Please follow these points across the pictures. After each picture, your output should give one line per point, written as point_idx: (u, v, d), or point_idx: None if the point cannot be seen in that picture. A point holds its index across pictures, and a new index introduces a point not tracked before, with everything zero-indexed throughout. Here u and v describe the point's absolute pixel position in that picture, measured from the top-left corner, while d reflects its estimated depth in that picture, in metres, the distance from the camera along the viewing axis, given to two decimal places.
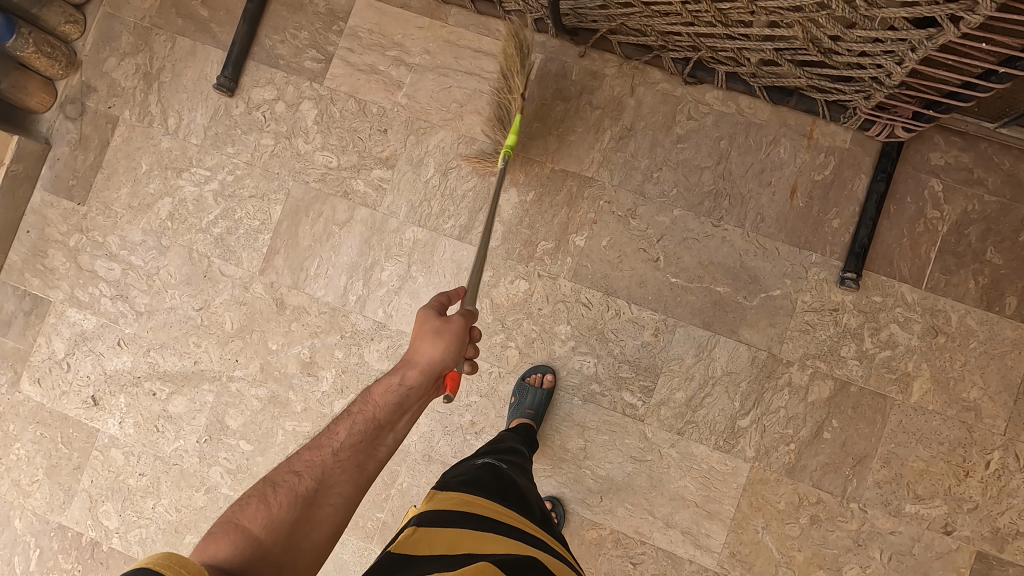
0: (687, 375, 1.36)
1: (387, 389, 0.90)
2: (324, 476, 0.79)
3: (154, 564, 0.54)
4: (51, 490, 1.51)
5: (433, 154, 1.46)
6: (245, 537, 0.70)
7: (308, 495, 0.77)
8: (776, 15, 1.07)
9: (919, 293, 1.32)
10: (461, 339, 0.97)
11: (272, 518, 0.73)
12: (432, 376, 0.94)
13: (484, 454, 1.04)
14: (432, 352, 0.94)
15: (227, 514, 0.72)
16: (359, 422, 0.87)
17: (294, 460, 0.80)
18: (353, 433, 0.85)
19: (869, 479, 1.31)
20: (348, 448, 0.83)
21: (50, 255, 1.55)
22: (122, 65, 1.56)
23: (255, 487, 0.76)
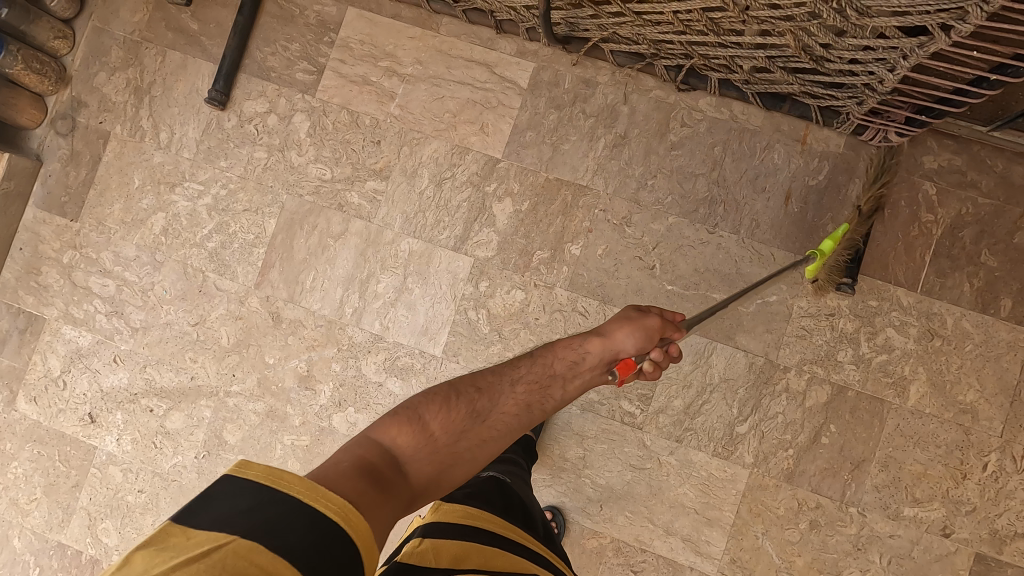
0: (685, 382, 1.36)
1: (571, 346, 0.96)
2: (494, 401, 0.86)
3: (283, 479, 0.57)
4: (50, 508, 1.50)
5: (427, 164, 1.46)
6: (419, 428, 0.78)
7: (481, 413, 0.83)
8: (768, 24, 1.07)
9: (915, 296, 1.33)
10: (653, 335, 0.95)
11: (449, 422, 0.80)
12: (608, 357, 0.94)
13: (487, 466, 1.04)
14: (623, 334, 0.94)
15: (412, 404, 0.81)
16: (537, 365, 0.93)
17: (483, 378, 0.89)
18: (532, 375, 0.92)
19: (867, 483, 1.31)
20: (523, 382, 0.90)
21: (43, 272, 1.54)
22: (112, 80, 1.55)
23: (442, 388, 0.85)
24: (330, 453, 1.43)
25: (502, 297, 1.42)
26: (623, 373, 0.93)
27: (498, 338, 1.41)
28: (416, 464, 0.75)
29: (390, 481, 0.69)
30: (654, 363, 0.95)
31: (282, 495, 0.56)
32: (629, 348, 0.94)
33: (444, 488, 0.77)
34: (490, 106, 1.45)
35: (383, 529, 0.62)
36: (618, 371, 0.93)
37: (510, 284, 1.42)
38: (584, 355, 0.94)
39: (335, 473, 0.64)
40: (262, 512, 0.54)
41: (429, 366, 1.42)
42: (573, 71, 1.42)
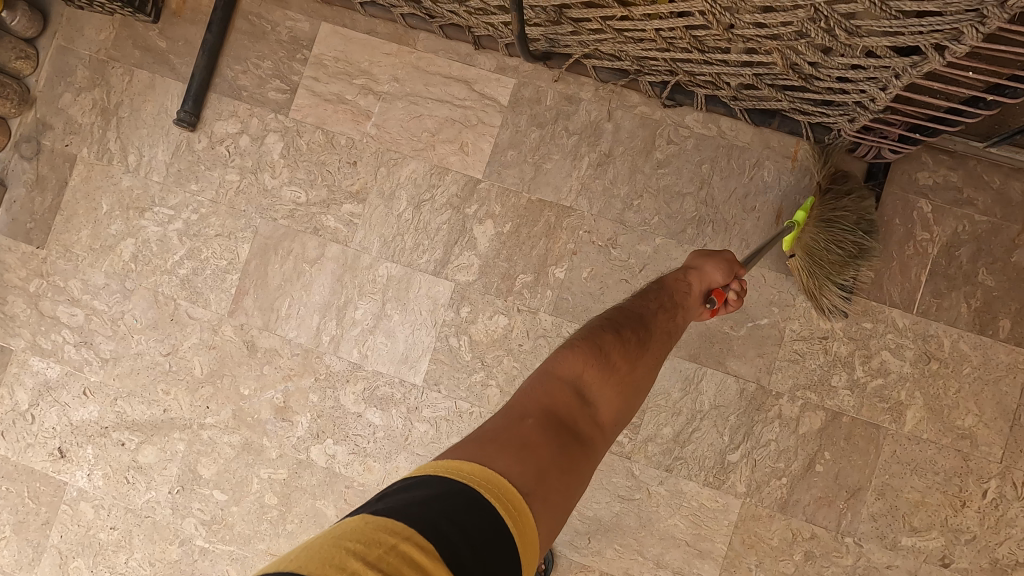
0: (675, 409, 1.32)
1: (676, 279, 1.07)
2: (645, 332, 0.97)
3: (461, 470, 0.69)
4: (19, 546, 1.45)
5: (406, 186, 1.41)
6: (589, 365, 0.89)
7: (642, 345, 0.96)
8: (754, 42, 1.03)
9: (910, 318, 1.28)
10: (731, 268, 1.08)
11: (623, 353, 0.93)
12: (703, 291, 1.06)
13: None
14: (711, 270, 1.07)
15: (590, 334, 0.93)
16: (659, 296, 1.04)
17: (629, 307, 1.01)
18: (663, 303, 1.02)
19: (864, 512, 1.27)
20: (661, 310, 1.02)
21: (9, 301, 1.49)
22: (78, 101, 1.49)
23: (609, 321, 0.96)
24: (309, 486, 1.38)
25: (484, 322, 1.37)
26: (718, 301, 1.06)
27: (481, 365, 1.36)
28: (597, 398, 0.88)
29: (572, 423, 0.84)
30: (736, 291, 1.10)
31: (460, 484, 0.67)
32: (719, 280, 1.07)
33: (626, 409, 0.92)
34: (470, 124, 1.39)
35: (571, 481, 0.78)
36: (714, 301, 1.06)
37: (492, 309, 1.37)
38: (688, 289, 1.06)
39: (523, 436, 0.77)
40: (439, 501, 0.63)
41: (410, 395, 1.37)
42: (555, 87, 1.37)
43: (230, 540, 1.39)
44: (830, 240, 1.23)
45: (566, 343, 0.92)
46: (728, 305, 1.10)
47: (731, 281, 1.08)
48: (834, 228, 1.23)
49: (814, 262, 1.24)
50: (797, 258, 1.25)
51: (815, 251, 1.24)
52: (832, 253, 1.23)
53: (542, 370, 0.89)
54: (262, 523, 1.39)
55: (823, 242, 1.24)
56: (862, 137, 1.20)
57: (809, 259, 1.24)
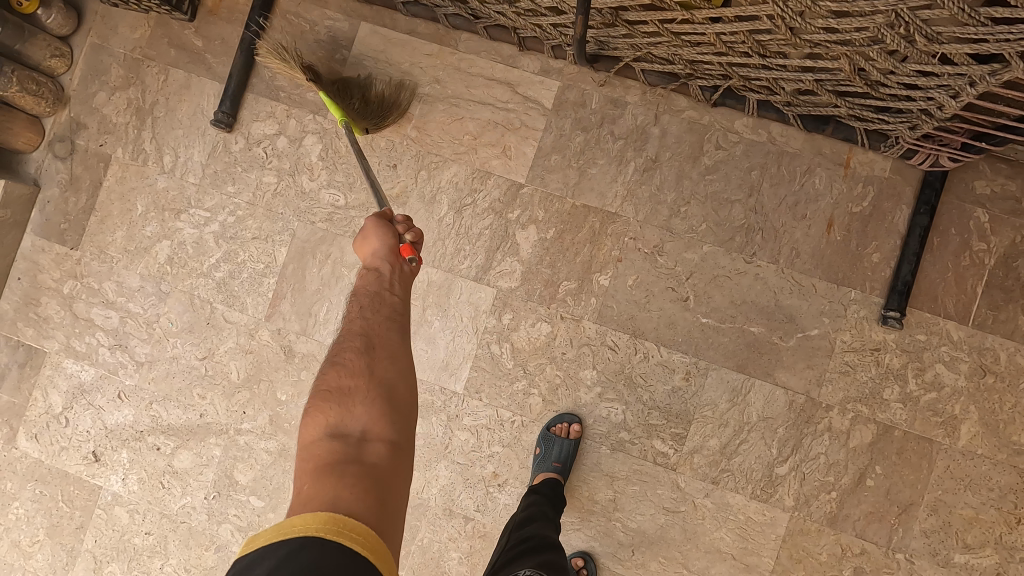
0: (721, 421, 1.29)
1: (362, 275, 0.98)
2: (370, 337, 0.90)
3: (297, 523, 0.67)
4: (53, 550, 1.43)
5: (447, 190, 1.38)
6: (323, 409, 0.83)
7: (367, 349, 0.89)
8: (821, 47, 1.00)
9: (966, 331, 1.25)
10: (386, 224, 0.99)
11: (349, 370, 0.86)
12: (384, 258, 0.96)
13: (523, 560, 0.94)
14: (372, 246, 0.97)
15: (317, 387, 0.86)
16: (361, 298, 0.95)
17: (341, 335, 0.92)
18: (364, 308, 0.93)
19: (916, 528, 1.24)
20: (372, 311, 0.93)
21: (43, 303, 1.47)
22: (112, 100, 1.47)
23: (328, 360, 0.89)
24: None
25: (526, 330, 1.34)
26: (410, 251, 0.97)
27: (523, 374, 1.34)
28: (355, 421, 0.81)
29: (338, 456, 0.76)
30: (413, 233, 1.00)
31: (301, 532, 0.65)
32: (392, 242, 0.97)
33: (396, 403, 0.85)
34: (512, 128, 1.37)
35: (381, 490, 0.74)
36: (410, 257, 0.97)
37: (535, 316, 1.34)
38: (376, 274, 0.96)
39: (301, 499, 0.71)
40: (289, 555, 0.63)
41: (450, 403, 1.35)
42: (600, 91, 1.34)
43: None
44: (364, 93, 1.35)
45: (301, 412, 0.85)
46: (420, 243, 1.01)
47: (398, 232, 0.99)
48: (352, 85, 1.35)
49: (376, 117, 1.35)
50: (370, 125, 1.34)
51: (371, 109, 1.34)
52: (377, 98, 1.35)
53: (299, 451, 0.80)
54: None
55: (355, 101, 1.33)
56: (921, 144, 1.17)
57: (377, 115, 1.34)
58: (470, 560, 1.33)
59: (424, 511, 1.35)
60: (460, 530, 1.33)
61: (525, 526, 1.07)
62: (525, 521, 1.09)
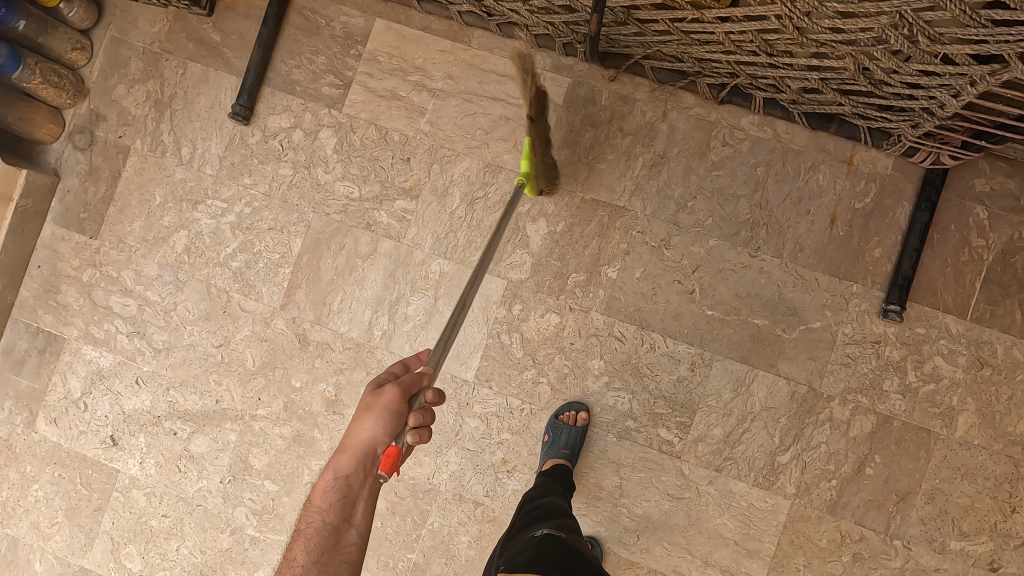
0: (725, 410, 1.33)
1: (326, 490, 0.99)
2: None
3: None
4: (71, 532, 1.47)
5: (459, 183, 1.41)
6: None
7: None
8: (827, 47, 1.03)
9: (964, 324, 1.29)
10: (393, 414, 0.94)
11: None
12: (364, 459, 0.98)
13: (541, 522, 1.05)
14: (362, 436, 0.96)
15: None
16: (314, 534, 0.98)
17: None
18: (312, 553, 0.96)
19: (913, 516, 1.28)
20: (315, 564, 0.95)
21: (63, 290, 1.50)
22: (132, 93, 1.50)
23: None
24: None
25: (535, 321, 1.38)
26: (390, 462, 0.88)
27: (532, 363, 1.37)
28: None
29: None
30: (416, 432, 0.92)
31: None
32: (375, 449, 0.97)
33: None
34: (524, 123, 1.40)
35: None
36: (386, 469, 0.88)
37: (544, 307, 1.38)
38: (342, 492, 0.99)
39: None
40: None
41: (460, 391, 1.39)
42: (610, 87, 1.37)
43: (281, 530, 1.41)
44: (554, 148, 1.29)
45: None
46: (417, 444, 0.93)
47: (399, 432, 0.94)
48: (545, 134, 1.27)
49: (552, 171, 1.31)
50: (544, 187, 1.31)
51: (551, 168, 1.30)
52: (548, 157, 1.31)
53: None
54: None
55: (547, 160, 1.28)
56: (923, 142, 1.20)
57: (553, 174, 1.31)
58: (479, 544, 1.37)
59: (435, 496, 1.38)
60: (470, 514, 1.37)
61: (539, 498, 1.16)
62: (538, 495, 1.18)
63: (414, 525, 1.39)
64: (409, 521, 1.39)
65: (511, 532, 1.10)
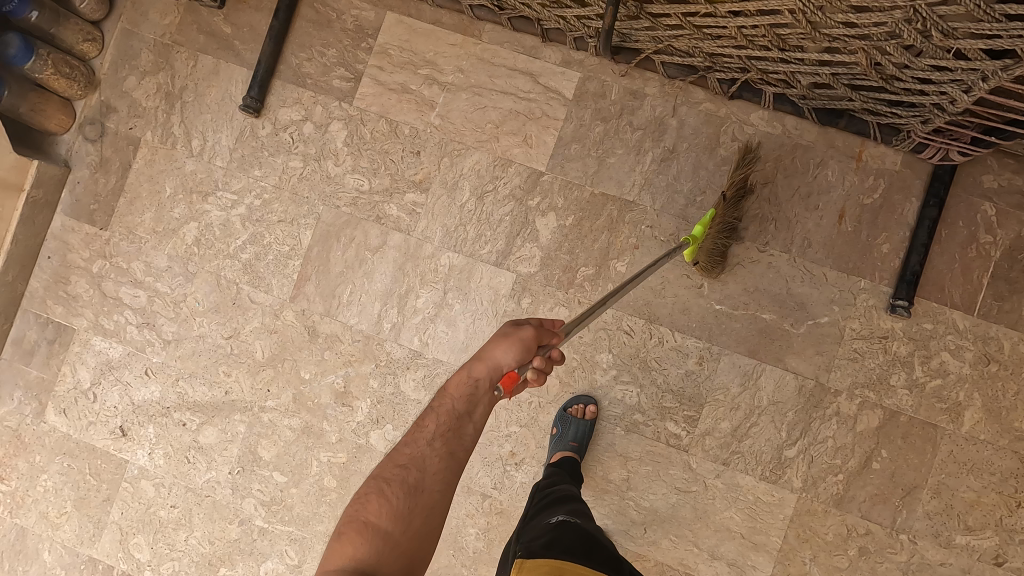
0: (733, 404, 1.33)
1: (457, 385, 0.91)
2: (425, 477, 0.82)
3: None
4: (80, 522, 1.47)
5: (469, 177, 1.42)
6: (356, 539, 0.75)
7: (416, 485, 0.81)
8: (840, 41, 1.04)
9: (971, 320, 1.29)
10: (526, 344, 0.91)
11: (393, 509, 0.78)
12: (487, 374, 0.91)
13: (555, 509, 1.06)
14: (497, 348, 0.91)
15: (351, 516, 0.79)
16: (443, 417, 0.89)
17: (397, 451, 0.85)
18: (438, 431, 0.87)
19: (919, 510, 1.29)
20: (439, 440, 0.86)
21: (72, 281, 1.51)
22: (142, 84, 1.51)
23: (371, 483, 0.82)
24: (366, 470, 1.40)
25: (545, 314, 1.38)
26: (506, 385, 0.87)
27: None
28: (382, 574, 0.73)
29: None
30: (536, 370, 0.89)
31: None
32: (500, 363, 0.90)
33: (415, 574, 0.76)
34: (534, 117, 1.40)
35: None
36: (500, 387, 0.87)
37: (553, 301, 1.38)
38: (470, 388, 0.90)
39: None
40: None
41: None
42: (620, 82, 1.37)
43: (289, 521, 1.42)
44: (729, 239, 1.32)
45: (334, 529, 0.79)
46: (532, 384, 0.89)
47: (525, 359, 0.90)
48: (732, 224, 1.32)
49: (722, 259, 1.32)
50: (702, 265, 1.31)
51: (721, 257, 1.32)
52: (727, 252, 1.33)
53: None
54: (321, 505, 1.41)
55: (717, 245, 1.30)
56: (932, 138, 1.21)
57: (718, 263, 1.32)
58: (486, 535, 1.37)
59: None
60: (478, 506, 1.38)
61: (553, 486, 1.17)
62: (551, 482, 1.19)
63: None
64: None
65: (524, 519, 1.10)
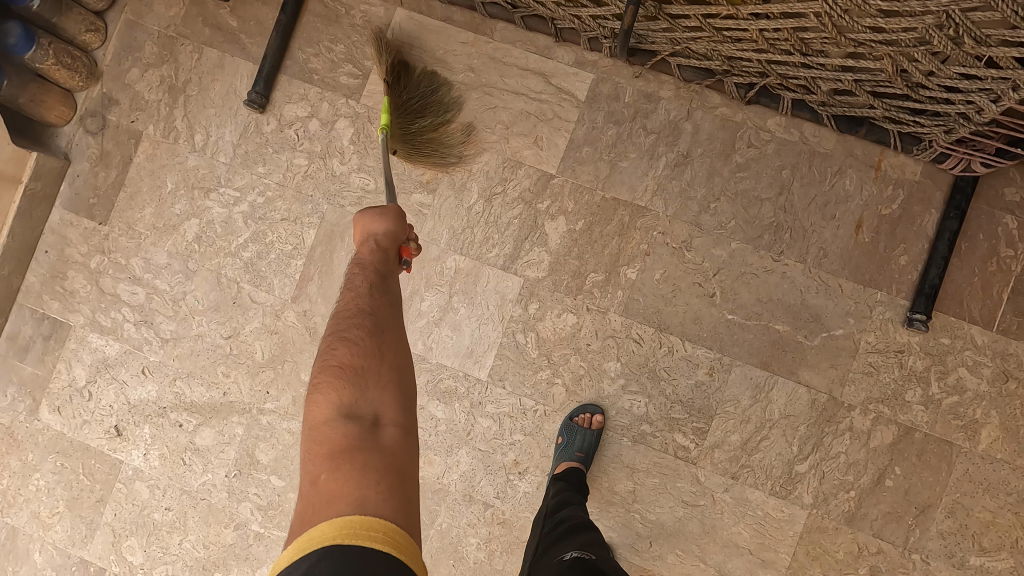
0: (743, 417, 1.30)
1: (371, 249, 0.97)
2: (378, 320, 0.89)
3: (348, 529, 0.66)
4: (72, 523, 1.44)
5: (477, 178, 1.39)
6: (334, 390, 0.82)
7: (374, 328, 0.88)
8: (866, 47, 1.02)
9: (990, 336, 1.26)
10: (404, 219, 1.01)
11: (360, 351, 0.85)
12: (389, 247, 0.98)
13: (567, 543, 1.01)
14: (376, 224, 0.99)
15: (321, 376, 0.84)
16: (369, 273, 0.94)
17: (343, 311, 0.91)
18: (370, 282, 0.93)
19: (933, 529, 1.25)
20: (378, 289, 0.93)
21: (70, 277, 1.47)
22: (145, 77, 1.47)
23: (329, 341, 0.87)
24: None
25: (552, 320, 1.35)
26: (405, 253, 1.01)
27: (547, 363, 1.35)
28: (371, 407, 0.81)
29: (351, 462, 0.74)
30: (416, 241, 1.04)
31: (347, 542, 0.65)
32: (399, 232, 1.00)
33: (410, 396, 0.85)
34: (545, 119, 1.37)
35: (400, 478, 0.75)
36: (405, 261, 1.00)
37: (560, 307, 1.35)
38: (382, 255, 0.97)
39: (324, 496, 0.71)
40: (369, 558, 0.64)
41: (474, 389, 1.36)
42: (634, 85, 1.34)
43: (287, 526, 1.38)
44: (415, 119, 1.33)
45: (308, 391, 0.84)
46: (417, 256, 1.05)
47: (408, 233, 1.02)
48: (410, 107, 1.33)
49: (421, 143, 1.33)
50: (402, 152, 1.32)
51: (413, 137, 1.32)
52: (426, 129, 1.34)
53: (309, 433, 0.79)
54: None
55: (405, 128, 1.31)
56: (954, 148, 1.18)
57: (413, 145, 1.32)
58: (487, 546, 1.34)
59: (444, 497, 1.36)
60: (480, 516, 1.34)
61: (561, 510, 1.14)
62: (559, 505, 1.15)
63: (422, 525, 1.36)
64: None
65: (537, 551, 1.07)
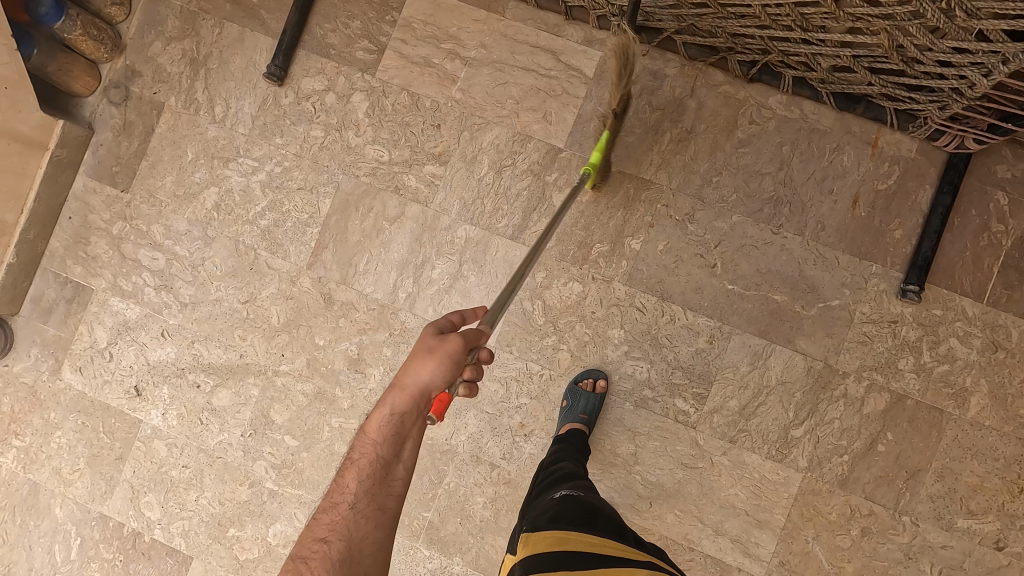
0: (742, 382, 1.35)
1: (381, 425, 0.94)
2: (353, 541, 0.85)
3: None
4: (92, 479, 1.49)
5: (487, 151, 1.44)
6: None
7: (343, 554, 0.83)
8: (863, 21, 1.07)
9: (980, 307, 1.31)
10: (456, 359, 0.93)
11: None
12: (419, 397, 0.93)
13: (559, 485, 1.09)
14: (420, 373, 0.93)
15: None
16: (366, 468, 0.92)
17: (316, 527, 0.87)
18: (364, 485, 0.90)
19: (922, 493, 1.30)
20: (365, 500, 0.89)
21: (92, 242, 1.53)
22: (167, 50, 1.52)
23: (291, 565, 0.83)
24: None
25: (559, 288, 1.40)
26: (437, 411, 0.91)
27: (553, 330, 1.40)
28: None
29: None
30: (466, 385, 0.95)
31: None
32: (440, 381, 0.92)
33: None
34: (554, 94, 1.42)
35: None
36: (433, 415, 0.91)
37: (567, 276, 1.40)
38: (397, 428, 0.94)
39: None
40: None
41: None
42: (641, 62, 1.39)
43: (299, 484, 1.43)
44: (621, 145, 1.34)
45: None
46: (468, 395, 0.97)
47: (454, 378, 0.94)
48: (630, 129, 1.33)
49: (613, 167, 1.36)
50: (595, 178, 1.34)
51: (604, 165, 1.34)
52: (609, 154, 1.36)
53: None
54: (331, 471, 1.43)
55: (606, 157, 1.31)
56: (948, 125, 1.23)
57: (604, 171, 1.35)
58: (492, 505, 1.39)
59: (452, 457, 1.41)
60: (486, 476, 1.39)
61: (555, 463, 1.20)
62: (555, 459, 1.21)
63: (430, 484, 1.41)
64: (426, 481, 1.41)
65: (529, 498, 1.14)
